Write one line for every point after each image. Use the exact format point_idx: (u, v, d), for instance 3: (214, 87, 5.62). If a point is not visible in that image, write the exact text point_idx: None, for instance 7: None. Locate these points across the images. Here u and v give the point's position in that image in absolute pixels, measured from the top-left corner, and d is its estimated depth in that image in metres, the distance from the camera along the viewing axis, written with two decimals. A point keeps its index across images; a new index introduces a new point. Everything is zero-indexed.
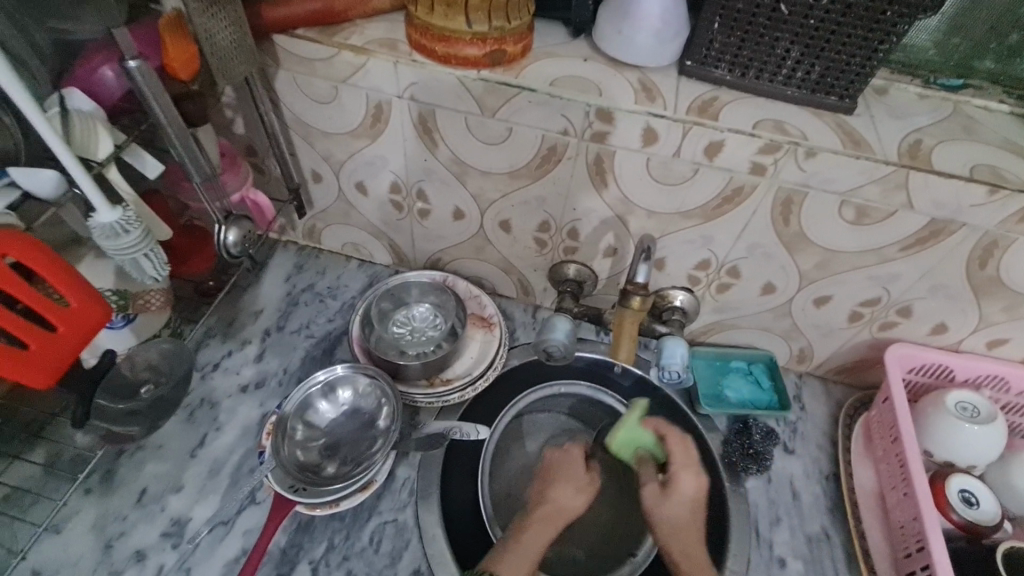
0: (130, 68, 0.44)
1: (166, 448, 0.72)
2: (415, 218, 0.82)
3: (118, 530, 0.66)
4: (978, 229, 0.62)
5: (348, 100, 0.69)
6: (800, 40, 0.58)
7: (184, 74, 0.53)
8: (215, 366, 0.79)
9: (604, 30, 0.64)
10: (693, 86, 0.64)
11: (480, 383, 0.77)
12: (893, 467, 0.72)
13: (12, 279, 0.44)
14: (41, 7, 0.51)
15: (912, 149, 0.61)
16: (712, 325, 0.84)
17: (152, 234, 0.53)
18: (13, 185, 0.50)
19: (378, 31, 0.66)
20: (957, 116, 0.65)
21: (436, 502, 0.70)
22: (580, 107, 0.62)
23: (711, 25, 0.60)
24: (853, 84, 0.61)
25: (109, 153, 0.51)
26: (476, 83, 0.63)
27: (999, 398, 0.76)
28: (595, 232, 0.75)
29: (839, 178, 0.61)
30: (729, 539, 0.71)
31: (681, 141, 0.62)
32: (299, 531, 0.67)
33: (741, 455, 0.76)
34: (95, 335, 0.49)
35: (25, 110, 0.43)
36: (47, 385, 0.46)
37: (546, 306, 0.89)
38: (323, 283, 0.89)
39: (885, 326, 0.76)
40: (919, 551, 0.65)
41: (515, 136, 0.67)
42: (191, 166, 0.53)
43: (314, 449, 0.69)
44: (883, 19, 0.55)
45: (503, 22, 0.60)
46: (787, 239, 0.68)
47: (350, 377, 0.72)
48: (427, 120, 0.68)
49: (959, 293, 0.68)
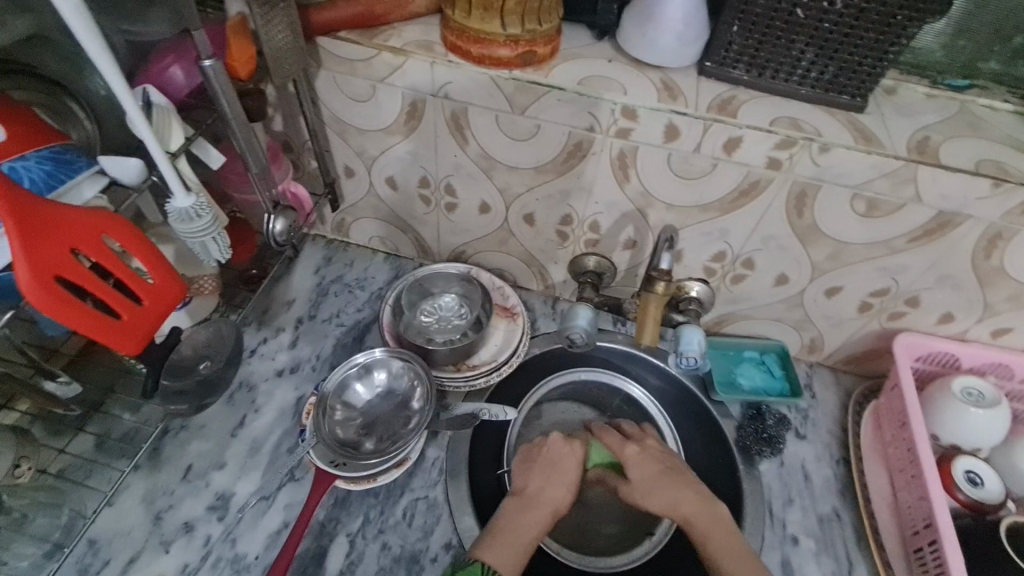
0: (205, 68, 0.51)
1: (209, 428, 0.74)
2: (443, 212, 0.86)
3: (166, 504, 0.69)
4: (983, 221, 0.65)
5: (384, 98, 0.73)
6: (815, 43, 0.62)
7: (242, 71, 0.60)
8: (251, 352, 0.82)
9: (628, 33, 0.68)
10: (712, 86, 0.68)
11: (505, 369, 0.80)
12: (900, 450, 0.76)
13: (107, 255, 0.48)
14: (117, 13, 0.57)
15: (920, 145, 0.64)
16: (726, 316, 0.87)
17: (220, 219, 0.58)
18: (103, 172, 0.54)
19: (415, 34, 0.70)
20: (963, 115, 0.68)
21: (465, 480, 0.74)
22: (606, 104, 0.66)
23: (731, 28, 0.64)
24: (864, 83, 0.64)
25: (181, 144, 0.56)
26: (508, 83, 0.67)
27: (1003, 386, 0.80)
28: (616, 225, 0.79)
29: (851, 173, 0.65)
30: (745, 519, 0.74)
31: (702, 137, 0.66)
32: (337, 506, 0.71)
33: (755, 439, 0.79)
34: (171, 310, 0.53)
35: (125, 101, 0.47)
36: (133, 351, 0.49)
37: (566, 298, 0.93)
38: (351, 274, 0.93)
39: (894, 316, 0.79)
40: (926, 527, 0.68)
41: (542, 132, 0.70)
42: (249, 156, 0.60)
43: (352, 427, 0.74)
44: (894, 22, 0.58)
45: (535, 26, 0.64)
46: (801, 231, 0.72)
47: (385, 360, 0.76)
48: (459, 118, 0.72)
49: (965, 283, 0.72)
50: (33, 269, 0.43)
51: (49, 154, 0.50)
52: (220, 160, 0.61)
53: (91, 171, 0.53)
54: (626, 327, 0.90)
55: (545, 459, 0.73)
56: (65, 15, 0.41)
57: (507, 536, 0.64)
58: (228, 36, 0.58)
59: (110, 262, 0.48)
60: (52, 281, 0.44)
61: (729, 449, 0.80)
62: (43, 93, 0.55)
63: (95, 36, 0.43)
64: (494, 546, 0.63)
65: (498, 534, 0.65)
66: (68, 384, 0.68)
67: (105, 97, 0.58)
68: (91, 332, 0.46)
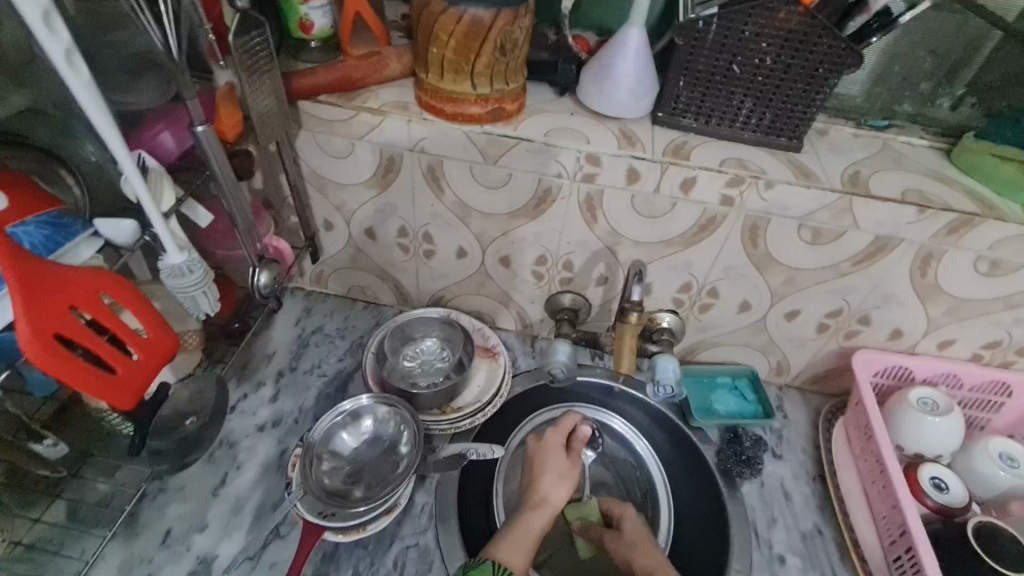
0: (198, 132, 0.55)
1: (188, 489, 0.73)
2: (421, 258, 0.89)
3: (144, 572, 0.66)
4: (915, 243, 0.72)
5: (363, 155, 0.77)
6: (751, 94, 0.70)
7: (230, 135, 0.63)
8: (231, 409, 0.81)
9: (587, 89, 0.74)
10: (666, 133, 0.75)
11: (489, 410, 0.81)
12: (870, 463, 0.79)
13: (105, 313, 0.50)
14: (106, 86, 0.60)
15: (852, 178, 0.72)
16: (696, 344, 0.92)
17: (211, 274, 0.60)
18: (96, 235, 0.57)
19: (391, 95, 0.75)
20: (886, 151, 0.77)
21: (455, 524, 0.74)
22: (572, 153, 0.72)
23: (678, 83, 0.71)
24: (798, 127, 0.72)
25: (172, 205, 0.59)
26: (480, 136, 0.72)
27: (956, 394, 0.85)
28: (588, 263, 0.83)
29: (795, 206, 0.71)
30: (732, 542, 0.76)
31: (661, 179, 0.72)
32: (324, 561, 0.69)
33: (735, 462, 0.82)
34: (165, 364, 0.54)
35: (126, 168, 0.50)
36: (127, 405, 0.49)
37: (544, 335, 0.96)
38: (331, 324, 0.94)
39: (850, 335, 0.84)
40: (901, 535, 0.71)
41: (513, 181, 0.76)
42: (237, 212, 0.63)
43: (340, 475, 0.73)
44: (817, 75, 0.66)
45: (503, 86, 0.71)
46: (757, 259, 0.78)
47: (372, 406, 0.77)
48: (435, 170, 0.77)
49: (908, 300, 0.78)
50: (34, 329, 0.44)
51: (47, 220, 0.53)
52: (208, 219, 0.65)
53: (86, 235, 0.55)
54: (604, 360, 0.93)
55: (540, 464, 0.77)
56: (75, 92, 0.45)
57: (515, 537, 0.68)
58: (218, 104, 0.62)
59: (108, 318, 0.50)
60: (51, 338, 0.45)
61: (711, 473, 0.82)
62: (36, 163, 0.58)
63: (101, 108, 0.47)
64: (507, 543, 0.67)
65: (510, 534, 0.68)
66: (54, 446, 0.67)
67: (94, 164, 0.60)
68: (84, 387, 0.47)
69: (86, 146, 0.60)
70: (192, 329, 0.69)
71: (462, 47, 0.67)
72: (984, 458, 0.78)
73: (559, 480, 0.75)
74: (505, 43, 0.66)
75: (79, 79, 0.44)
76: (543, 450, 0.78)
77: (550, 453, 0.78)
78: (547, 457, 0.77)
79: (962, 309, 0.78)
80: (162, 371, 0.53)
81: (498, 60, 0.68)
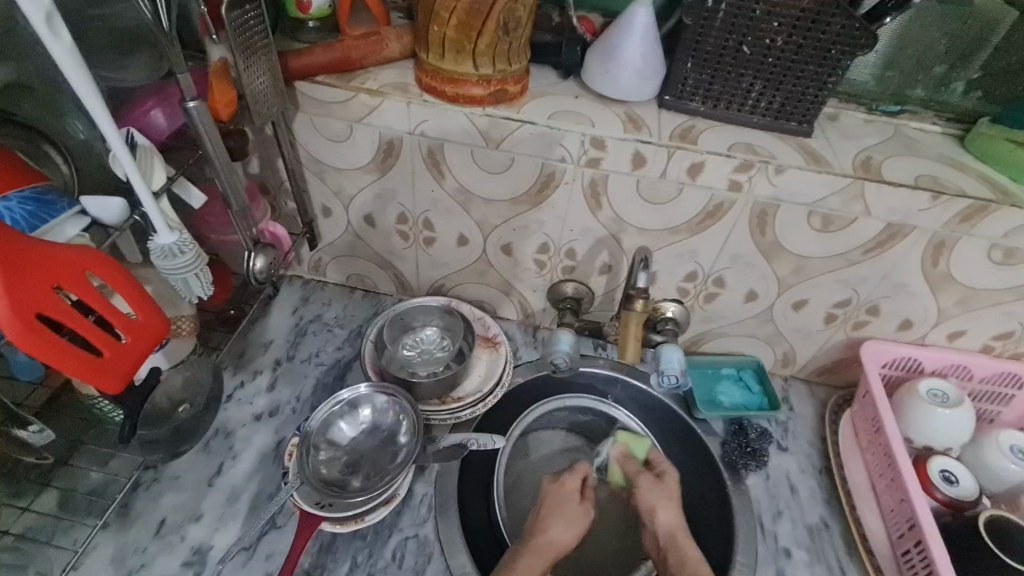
0: (189, 108, 0.53)
1: (182, 479, 0.71)
2: (422, 246, 0.87)
3: (137, 563, 0.64)
4: (928, 230, 0.70)
5: (361, 139, 0.75)
6: (761, 77, 0.68)
7: (224, 113, 0.62)
8: (227, 398, 0.80)
9: (591, 71, 0.72)
10: (672, 117, 0.73)
11: (489, 400, 0.79)
12: (878, 455, 0.78)
13: (92, 293, 0.48)
14: (95, 61, 0.59)
15: (864, 163, 0.70)
16: (702, 334, 0.90)
17: (204, 256, 0.58)
18: (83, 213, 0.55)
19: (389, 77, 0.73)
20: (899, 137, 0.75)
21: (455, 515, 0.72)
22: (576, 137, 0.70)
23: (686, 64, 0.69)
24: (809, 111, 0.70)
25: (163, 184, 0.57)
26: (482, 119, 0.70)
27: (965, 386, 0.84)
28: (591, 251, 0.82)
29: (805, 192, 0.70)
30: (737, 535, 0.74)
31: (667, 164, 0.70)
32: (322, 552, 0.68)
33: (740, 454, 0.81)
34: (155, 347, 0.53)
35: (113, 143, 0.48)
36: (115, 389, 0.48)
37: (545, 325, 0.94)
38: (329, 313, 0.92)
39: (858, 325, 0.83)
40: (910, 529, 0.70)
41: (515, 166, 0.74)
42: (231, 194, 0.61)
43: (338, 465, 0.72)
44: (829, 56, 0.64)
45: (505, 66, 0.68)
46: (765, 247, 0.76)
47: (370, 395, 0.75)
48: (435, 154, 0.75)
49: (919, 289, 0.77)
50: (13, 307, 0.43)
51: (32, 195, 0.51)
52: (202, 200, 0.63)
53: (73, 211, 0.54)
54: (607, 351, 0.92)
55: (548, 505, 0.72)
56: (58, 61, 0.43)
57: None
58: (211, 81, 0.61)
59: (95, 299, 0.48)
60: (35, 319, 0.44)
61: (715, 465, 0.81)
62: (21, 139, 0.56)
63: (85, 78, 0.45)
64: None
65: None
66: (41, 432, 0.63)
67: (84, 142, 0.60)
68: (70, 370, 0.45)
69: (76, 124, 0.59)
70: (186, 315, 0.67)
71: (463, 24, 0.65)
72: (994, 451, 0.77)
73: (569, 525, 0.69)
74: (509, 20, 0.64)
75: (62, 47, 0.42)
76: (557, 495, 0.73)
77: (563, 496, 0.72)
78: (560, 500, 0.72)
79: (974, 299, 0.76)
80: (151, 355, 0.52)
81: (501, 39, 0.66)
